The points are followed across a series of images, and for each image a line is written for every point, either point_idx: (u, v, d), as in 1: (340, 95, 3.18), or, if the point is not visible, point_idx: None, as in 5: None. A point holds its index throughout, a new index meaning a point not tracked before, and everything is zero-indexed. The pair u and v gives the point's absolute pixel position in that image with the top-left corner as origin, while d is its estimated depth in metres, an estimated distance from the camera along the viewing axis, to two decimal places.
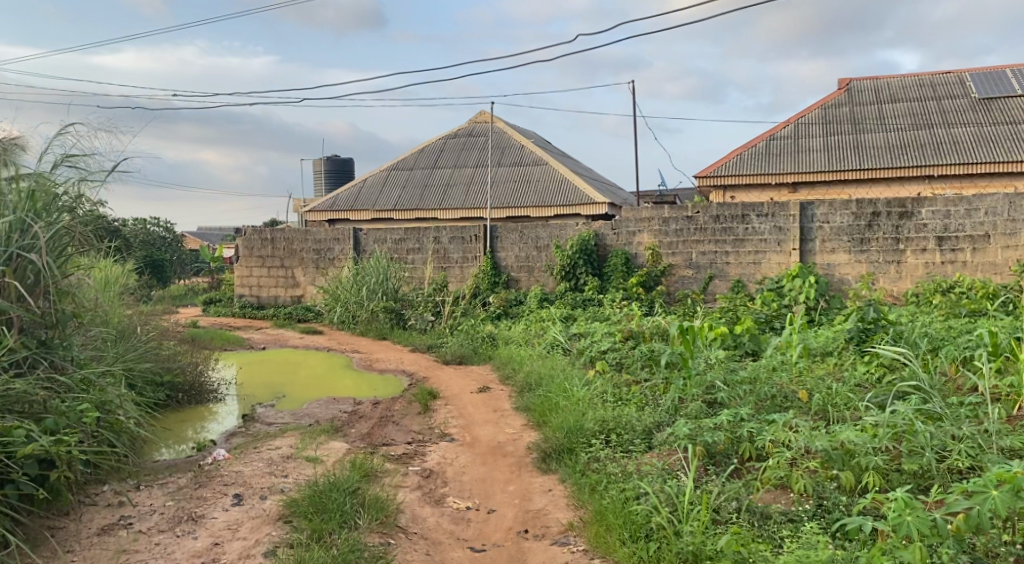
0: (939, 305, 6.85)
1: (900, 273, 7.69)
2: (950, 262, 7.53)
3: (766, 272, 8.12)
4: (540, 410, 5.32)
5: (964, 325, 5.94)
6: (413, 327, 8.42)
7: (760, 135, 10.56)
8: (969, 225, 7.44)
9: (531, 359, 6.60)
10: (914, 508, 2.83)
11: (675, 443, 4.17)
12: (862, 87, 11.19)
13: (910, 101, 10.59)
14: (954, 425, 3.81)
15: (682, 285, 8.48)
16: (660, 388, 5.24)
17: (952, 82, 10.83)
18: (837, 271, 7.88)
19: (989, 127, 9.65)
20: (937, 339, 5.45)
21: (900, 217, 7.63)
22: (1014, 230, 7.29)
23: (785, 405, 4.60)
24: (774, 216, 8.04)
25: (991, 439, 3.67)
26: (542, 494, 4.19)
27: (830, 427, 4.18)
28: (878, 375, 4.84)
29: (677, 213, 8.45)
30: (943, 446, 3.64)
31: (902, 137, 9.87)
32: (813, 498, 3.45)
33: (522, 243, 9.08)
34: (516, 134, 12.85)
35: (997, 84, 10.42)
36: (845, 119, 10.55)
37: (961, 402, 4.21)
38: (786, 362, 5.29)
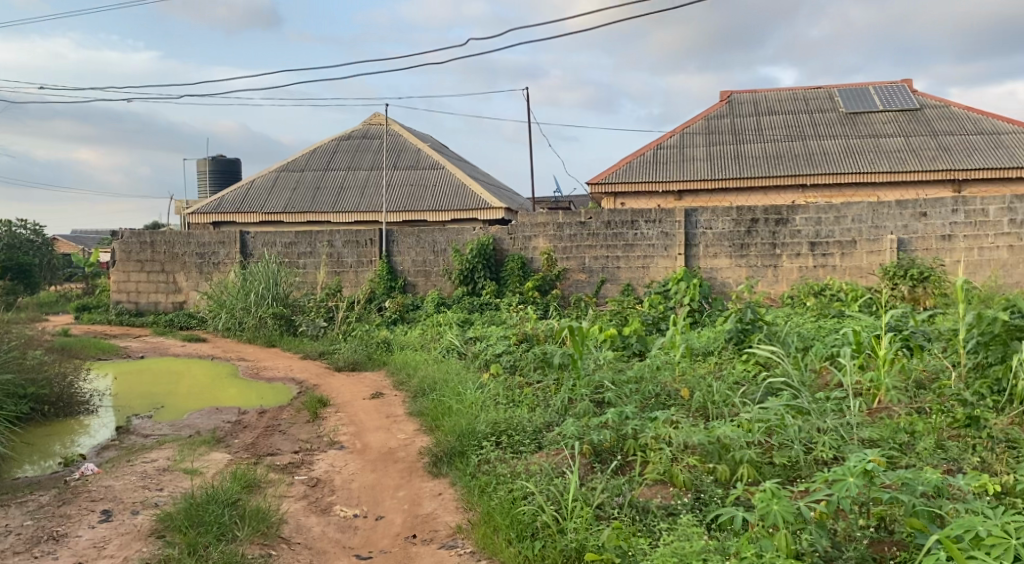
0: (811, 306, 7.27)
1: (777, 276, 8.10)
2: (822, 266, 7.98)
3: (654, 275, 8.40)
4: (433, 414, 5.28)
5: (831, 324, 6.34)
6: (304, 334, 8.20)
7: (648, 143, 10.90)
8: (838, 231, 7.92)
9: (425, 365, 6.55)
10: (780, 498, 2.99)
11: (564, 442, 4.24)
12: (742, 100, 11.77)
13: (785, 115, 11.22)
14: (819, 419, 4.04)
15: (576, 289, 8.64)
16: (551, 389, 5.31)
17: (822, 97, 11.56)
18: (719, 275, 8.24)
19: (855, 140, 10.32)
20: (808, 338, 5.78)
21: (776, 223, 8.06)
22: (877, 236, 7.82)
23: (668, 403, 4.75)
24: (662, 222, 8.33)
25: (852, 431, 3.92)
26: (432, 499, 4.16)
27: (709, 422, 4.36)
28: (753, 373, 5.08)
29: (571, 219, 8.61)
30: (809, 439, 3.86)
31: (777, 148, 10.44)
32: (692, 491, 3.58)
33: (418, 247, 9.02)
34: (411, 136, 12.75)
35: (860, 101, 11.22)
36: (726, 131, 11.05)
37: (827, 397, 4.48)
38: (670, 361, 5.48)
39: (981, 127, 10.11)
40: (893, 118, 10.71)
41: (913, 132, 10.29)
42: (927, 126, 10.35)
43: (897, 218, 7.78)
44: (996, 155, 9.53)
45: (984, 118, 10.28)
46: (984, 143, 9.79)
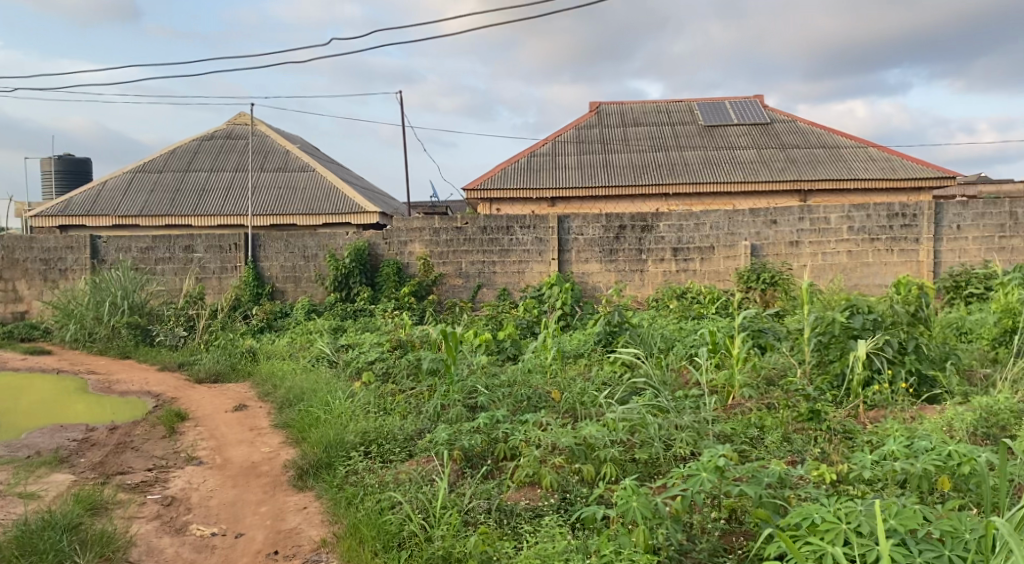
0: (673, 309, 7.61)
1: (643, 280, 8.41)
2: (684, 271, 8.36)
3: (528, 280, 8.51)
4: (299, 426, 5.11)
5: (691, 326, 6.65)
6: (162, 344, 7.74)
7: (522, 151, 11.06)
8: (698, 237, 8.32)
9: (292, 375, 6.33)
10: (639, 494, 3.09)
11: (434, 449, 4.22)
12: (610, 111, 12.18)
13: (650, 126, 11.70)
14: (678, 417, 4.22)
15: (452, 295, 8.62)
16: (424, 395, 5.25)
17: (683, 110, 12.15)
18: (590, 279, 8.46)
19: (713, 151, 10.91)
20: (670, 340, 6.03)
21: (642, 230, 8.37)
22: (732, 242, 8.28)
23: (538, 405, 4.82)
24: (535, 228, 8.46)
25: (708, 427, 4.12)
26: (296, 513, 4.01)
27: (577, 423, 4.45)
28: (619, 374, 5.24)
29: (447, 224, 8.59)
30: (669, 436, 4.01)
31: (643, 158, 10.87)
32: (558, 492, 3.64)
33: (287, 252, 8.73)
34: (279, 138, 12.35)
35: (718, 114, 11.88)
36: (596, 140, 11.39)
37: (686, 395, 4.68)
38: (541, 364, 5.57)
39: (823, 141, 10.94)
40: (747, 131, 11.40)
41: (764, 145, 11.00)
42: (777, 139, 11.09)
43: (750, 226, 8.26)
44: (836, 167, 10.31)
45: (826, 133, 11.12)
46: (826, 156, 10.59)
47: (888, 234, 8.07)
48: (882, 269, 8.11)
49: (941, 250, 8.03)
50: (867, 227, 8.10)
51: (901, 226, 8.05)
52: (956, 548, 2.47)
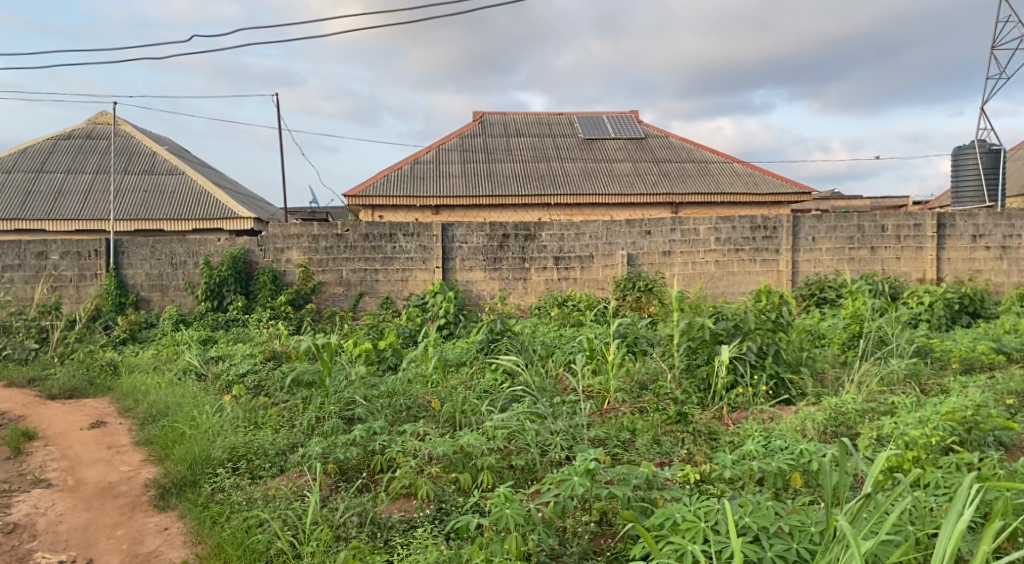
0: (555, 316, 7.74)
1: (526, 289, 8.52)
2: (565, 279, 8.53)
3: (411, 288, 8.44)
4: (163, 443, 4.83)
5: (570, 333, 6.79)
6: (9, 358, 7.14)
7: (405, 158, 10.96)
8: (579, 246, 8.52)
9: (158, 388, 5.98)
10: (512, 501, 3.12)
11: (308, 463, 4.10)
12: (493, 121, 12.29)
13: (532, 137, 11.90)
14: (554, 422, 4.28)
15: (332, 303, 8.42)
16: (299, 407, 5.08)
17: (564, 123, 12.44)
18: (474, 287, 8.48)
19: (592, 163, 11.22)
20: (550, 347, 6.13)
21: (525, 239, 8.47)
22: (610, 251, 8.53)
23: (418, 415, 4.77)
24: (419, 236, 8.40)
25: (583, 432, 4.21)
26: (155, 535, 3.78)
27: (455, 432, 4.44)
28: (500, 382, 5.26)
29: (327, 230, 8.39)
30: (545, 442, 4.06)
31: (525, 168, 11.03)
32: (434, 502, 3.61)
33: (154, 259, 8.27)
34: (145, 139, 11.69)
35: (597, 127, 12.25)
36: (479, 149, 11.46)
37: (563, 401, 4.76)
38: (421, 374, 5.52)
39: (694, 156, 11.48)
40: (624, 145, 11.80)
41: (639, 158, 11.42)
42: (650, 154, 11.54)
43: (626, 236, 8.54)
44: (705, 181, 10.84)
45: (696, 149, 11.67)
46: (696, 171, 11.11)
47: (752, 245, 8.55)
48: (747, 278, 8.58)
49: (799, 261, 8.58)
50: (733, 239, 8.54)
51: (762, 238, 8.55)
52: (803, 541, 2.63)
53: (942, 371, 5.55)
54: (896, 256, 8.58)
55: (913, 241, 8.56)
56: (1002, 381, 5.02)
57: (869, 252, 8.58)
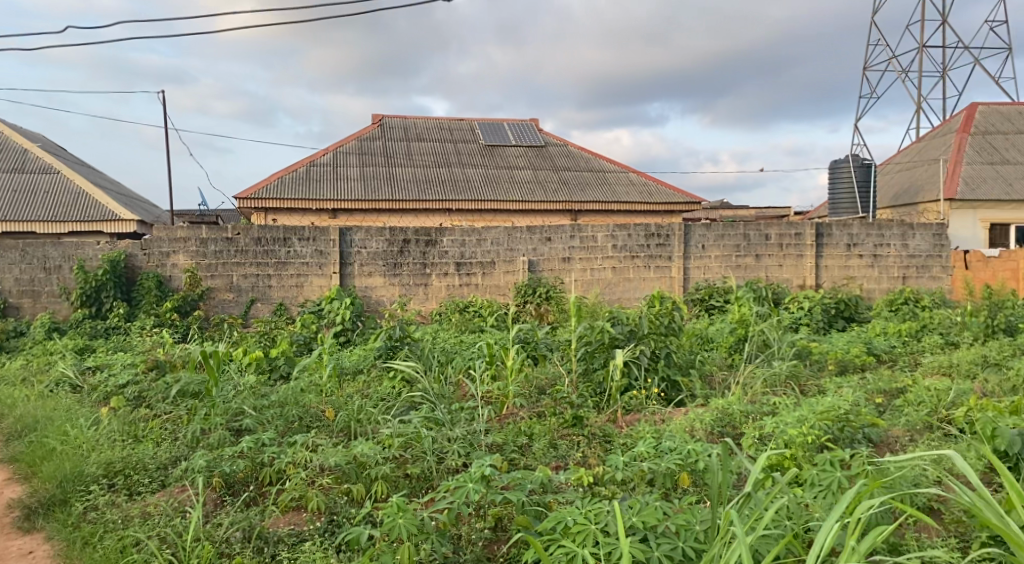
0: (455, 322, 7.70)
1: (426, 295, 8.44)
2: (466, 285, 8.51)
3: (307, 295, 8.22)
4: (29, 460, 4.49)
5: (470, 339, 6.77)
6: None
7: (301, 160, 10.68)
8: (480, 252, 8.52)
9: (26, 401, 5.56)
10: (404, 510, 3.07)
11: (191, 477, 3.90)
12: (393, 124, 12.16)
13: (432, 142, 11.85)
14: (451, 429, 4.24)
15: (221, 309, 8.08)
16: (183, 419, 4.83)
17: (464, 129, 12.45)
18: (373, 293, 8.34)
19: (493, 170, 11.27)
20: (450, 353, 6.09)
21: (426, 244, 8.40)
22: (511, 258, 8.58)
23: (311, 425, 4.63)
24: (315, 240, 8.19)
25: (480, 438, 4.19)
26: (18, 559, 3.50)
27: (349, 442, 4.33)
28: (398, 390, 5.17)
29: (216, 234, 8.06)
30: (441, 449, 4.02)
31: (425, 173, 10.95)
32: (325, 515, 3.51)
33: (24, 263, 7.73)
34: (16, 134, 10.91)
35: (497, 134, 12.32)
36: (378, 153, 11.31)
37: (461, 408, 4.72)
38: (315, 383, 5.36)
39: (592, 165, 11.72)
40: (524, 152, 11.92)
41: (539, 166, 11.56)
42: (550, 162, 11.70)
43: (527, 242, 8.61)
44: (603, 190, 11.08)
45: (594, 157, 11.92)
46: (594, 180, 11.34)
47: (647, 252, 8.79)
48: (642, 284, 8.81)
49: (690, 267, 8.89)
50: (629, 246, 8.75)
51: (656, 246, 8.80)
52: (688, 539, 2.70)
53: (820, 372, 5.87)
54: (778, 264, 9.03)
55: (794, 250, 9.02)
56: (873, 381, 5.35)
57: (753, 259, 9.00)
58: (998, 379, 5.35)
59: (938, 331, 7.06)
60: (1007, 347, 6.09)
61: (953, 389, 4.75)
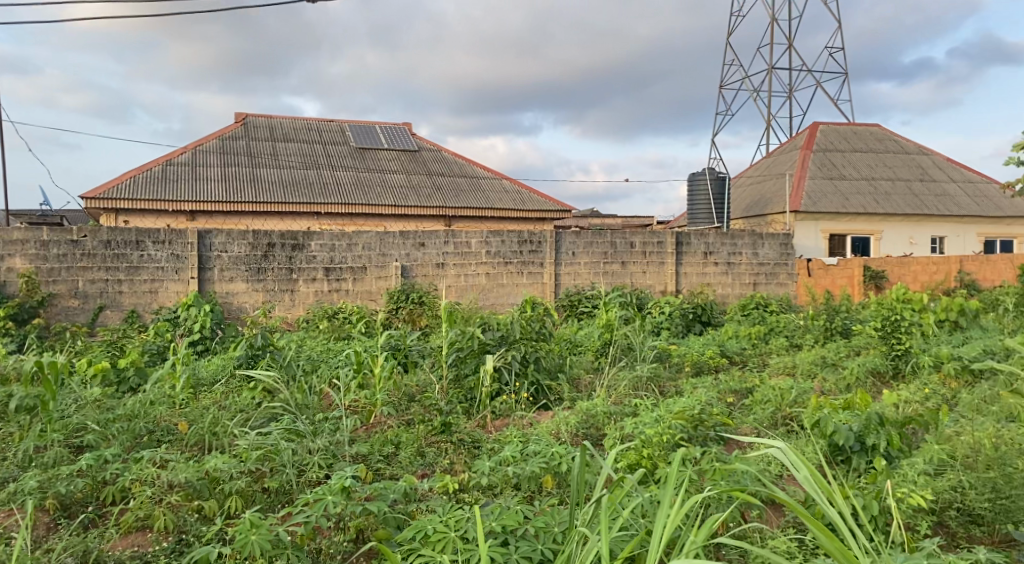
0: (324, 329, 7.49)
1: (293, 301, 8.16)
2: (335, 290, 8.31)
3: (163, 301, 7.75)
4: None
5: (339, 346, 6.61)
6: None
7: (156, 158, 10.09)
8: (350, 257, 8.34)
9: None
10: (258, 526, 2.95)
11: (21, 500, 3.58)
12: (258, 124, 11.72)
13: (300, 143, 11.51)
14: (313, 439, 4.11)
15: (64, 317, 7.48)
16: (14, 437, 4.42)
17: (335, 130, 12.18)
18: (235, 299, 7.98)
19: (364, 173, 11.09)
20: (317, 361, 5.92)
21: (293, 248, 8.14)
22: (383, 263, 8.45)
23: (162, 440, 4.37)
24: (171, 244, 7.75)
25: (345, 448, 4.09)
26: None
27: (203, 456, 4.12)
28: (258, 400, 4.96)
29: (59, 236, 7.47)
30: (302, 461, 3.89)
31: (293, 175, 10.62)
32: (173, 534, 3.31)
33: None
34: None
35: (368, 137, 12.13)
36: (242, 153, 10.86)
37: (325, 417, 4.59)
38: (167, 394, 5.05)
39: (465, 171, 11.76)
40: (397, 156, 11.80)
41: (412, 171, 11.47)
42: (424, 167, 11.64)
43: (400, 247, 8.51)
44: (476, 196, 11.12)
45: (468, 164, 11.97)
46: (467, 186, 11.37)
47: (519, 258, 8.90)
48: (514, 290, 8.92)
49: (560, 274, 9.08)
50: (502, 252, 8.83)
51: (529, 252, 8.93)
52: (547, 541, 2.74)
53: (678, 374, 6.14)
54: (642, 270, 9.39)
55: (657, 257, 9.42)
56: (724, 381, 5.66)
57: (619, 266, 9.31)
58: (836, 378, 5.80)
59: (784, 333, 7.57)
60: (843, 348, 6.62)
61: (795, 388, 5.09)
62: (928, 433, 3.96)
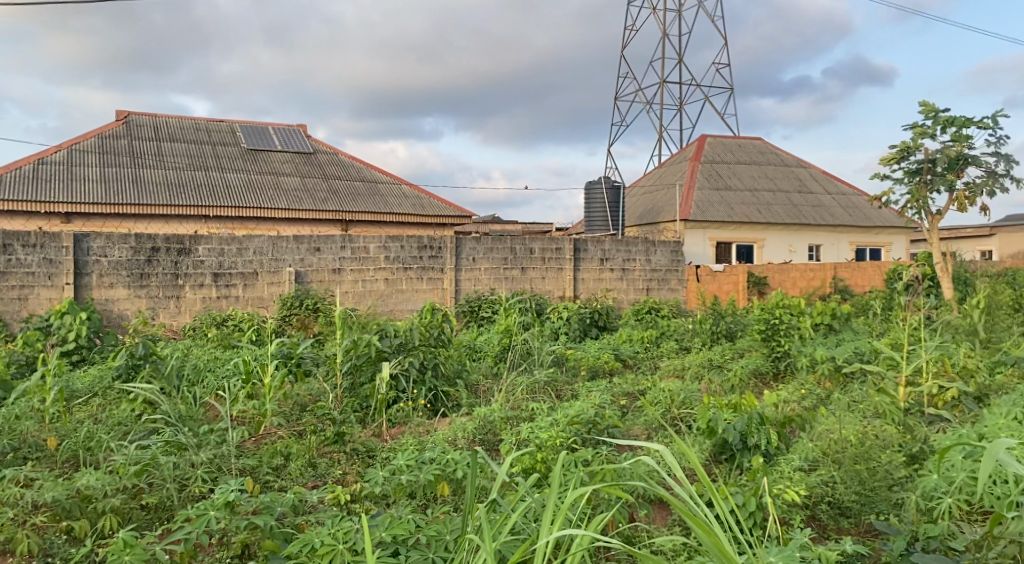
0: (212, 337, 7.18)
1: (179, 307, 7.79)
2: (224, 297, 8.00)
3: (33, 309, 7.23)
4: None
5: (228, 355, 6.36)
6: None
7: (26, 156, 9.45)
8: (241, 263, 8.06)
9: None
10: (133, 546, 2.79)
11: None
12: (141, 122, 11.17)
13: (187, 143, 11.05)
14: (196, 452, 3.93)
15: None
16: None
17: (225, 131, 11.76)
18: (115, 307, 7.55)
19: (255, 175, 10.75)
20: (203, 370, 5.67)
21: (179, 253, 7.79)
22: (276, 268, 8.21)
23: (29, 457, 4.07)
24: (43, 247, 7.26)
25: (231, 460, 3.95)
26: None
27: (75, 473, 3.87)
28: (139, 412, 4.71)
29: None
30: (183, 475, 3.72)
31: (179, 176, 10.18)
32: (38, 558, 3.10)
33: None
34: None
35: (261, 138, 11.77)
36: (124, 152, 10.33)
37: (211, 429, 4.40)
38: (36, 409, 4.71)
39: (362, 174, 11.59)
40: (291, 159, 11.50)
41: (307, 174, 11.20)
42: (319, 170, 11.39)
43: (294, 252, 8.29)
44: (373, 201, 10.97)
45: (365, 167, 11.80)
46: (364, 190, 11.21)
47: (418, 264, 8.83)
48: (414, 296, 8.84)
49: (461, 279, 9.07)
50: (401, 257, 8.75)
51: (428, 257, 8.88)
52: (437, 549, 2.73)
53: (575, 378, 6.23)
54: (542, 276, 9.51)
55: (555, 263, 9.57)
56: (618, 385, 5.81)
57: (519, 272, 9.39)
58: (722, 379, 6.05)
59: (675, 337, 7.84)
60: (729, 351, 6.92)
61: (684, 390, 5.27)
62: (804, 430, 4.18)
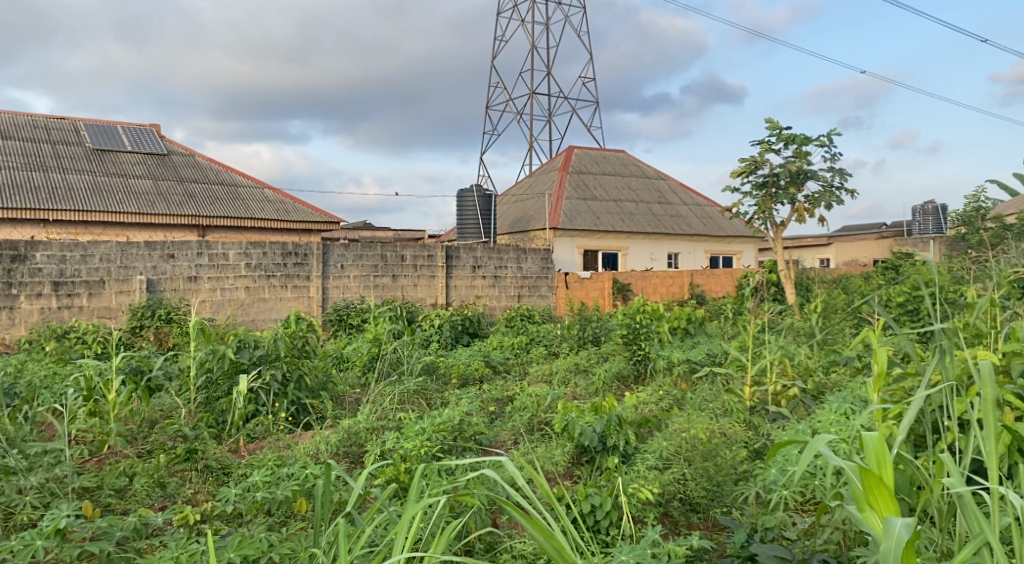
0: (51, 351, 6.63)
1: (13, 319, 7.15)
2: (66, 308, 7.41)
3: None
4: None
5: (68, 369, 5.89)
6: None
7: None
8: (85, 270, 7.51)
9: None
10: None
11: None
12: None
13: (23, 141, 10.19)
14: (25, 477, 3.61)
15: None
16: None
17: (67, 129, 10.94)
18: None
19: (102, 177, 10.06)
20: (38, 387, 5.22)
21: (13, 260, 7.17)
22: (126, 276, 7.70)
23: None
24: None
25: (68, 483, 3.65)
26: None
27: None
28: None
29: None
30: (10, 503, 3.41)
31: (13, 177, 9.37)
32: None
33: None
34: None
35: (109, 138, 11.04)
36: None
37: (43, 451, 4.06)
38: None
39: (222, 178, 11.09)
40: (142, 160, 10.85)
41: (160, 176, 10.60)
42: (174, 173, 10.80)
43: (145, 259, 7.81)
44: (233, 205, 10.52)
45: (225, 171, 11.30)
46: (224, 194, 10.74)
47: (283, 271, 8.55)
48: (277, 304, 8.53)
49: (328, 287, 8.85)
50: (264, 265, 8.43)
51: (293, 265, 8.60)
52: None
53: (445, 386, 6.20)
54: (413, 283, 9.43)
55: (426, 270, 9.52)
56: (487, 391, 5.85)
57: (388, 279, 9.27)
58: (586, 383, 6.21)
59: (544, 343, 8.00)
60: (594, 355, 7.12)
61: (550, 394, 5.38)
62: (659, 430, 4.36)
